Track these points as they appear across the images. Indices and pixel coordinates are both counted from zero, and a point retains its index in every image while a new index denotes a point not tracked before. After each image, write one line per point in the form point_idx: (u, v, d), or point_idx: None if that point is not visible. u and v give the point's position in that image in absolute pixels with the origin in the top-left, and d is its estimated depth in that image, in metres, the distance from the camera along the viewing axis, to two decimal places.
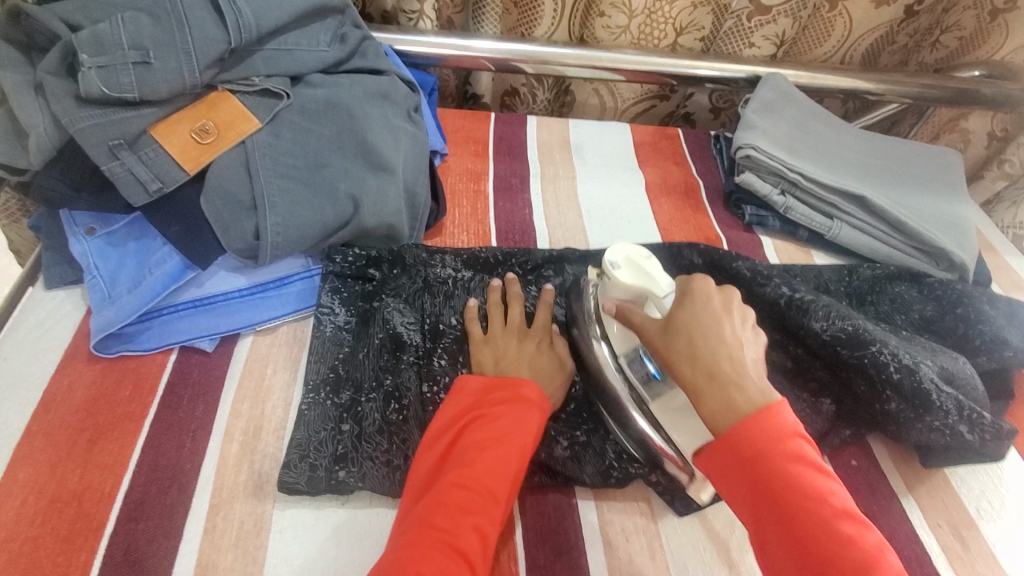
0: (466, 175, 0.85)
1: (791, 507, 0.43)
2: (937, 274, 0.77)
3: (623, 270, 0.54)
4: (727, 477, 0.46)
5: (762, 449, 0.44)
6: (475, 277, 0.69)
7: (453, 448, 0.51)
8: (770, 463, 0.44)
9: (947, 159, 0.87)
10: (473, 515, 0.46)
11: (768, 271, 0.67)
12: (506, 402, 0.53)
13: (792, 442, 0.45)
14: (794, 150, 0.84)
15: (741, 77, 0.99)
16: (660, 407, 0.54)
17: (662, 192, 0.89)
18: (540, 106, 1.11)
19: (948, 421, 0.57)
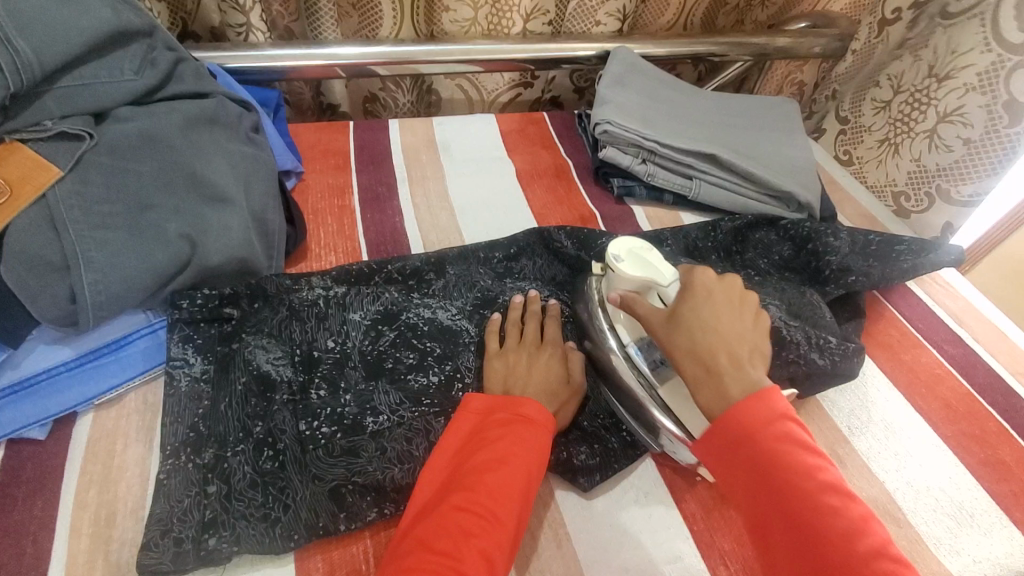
0: (328, 191, 0.81)
1: (776, 476, 0.44)
2: (788, 216, 0.82)
3: (626, 262, 0.57)
4: (718, 462, 0.47)
5: (754, 433, 0.45)
6: (348, 293, 0.64)
7: (461, 469, 0.50)
8: (759, 440, 0.45)
9: (785, 108, 0.94)
10: (478, 539, 0.45)
11: None
12: (515, 418, 0.52)
13: (781, 425, 0.46)
14: (648, 119, 0.87)
15: (591, 55, 1.01)
16: (668, 392, 0.55)
17: (533, 177, 0.89)
18: (405, 110, 1.09)
19: (802, 352, 0.61)
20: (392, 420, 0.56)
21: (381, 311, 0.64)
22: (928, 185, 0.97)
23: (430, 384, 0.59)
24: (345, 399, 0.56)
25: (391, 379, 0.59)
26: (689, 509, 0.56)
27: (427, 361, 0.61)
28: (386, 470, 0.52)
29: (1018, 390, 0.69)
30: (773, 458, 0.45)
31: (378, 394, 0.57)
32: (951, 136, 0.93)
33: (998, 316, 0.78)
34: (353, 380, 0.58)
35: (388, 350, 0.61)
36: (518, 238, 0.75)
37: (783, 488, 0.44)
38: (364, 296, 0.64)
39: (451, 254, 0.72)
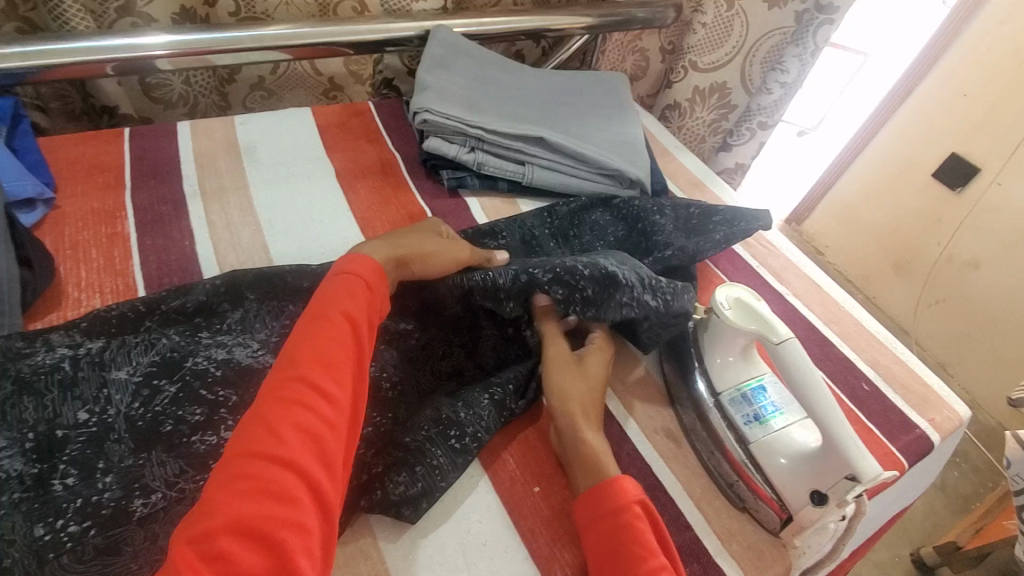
0: (93, 218, 0.67)
1: (620, 548, 0.45)
2: (623, 194, 0.81)
3: (733, 311, 0.58)
4: (590, 521, 0.48)
5: (616, 514, 0.47)
6: (107, 348, 0.52)
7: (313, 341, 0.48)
8: (625, 517, 0.47)
9: (616, 83, 0.93)
10: (298, 415, 0.44)
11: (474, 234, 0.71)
12: (349, 291, 0.52)
13: (633, 521, 0.46)
14: (472, 103, 0.81)
15: (411, 35, 0.93)
16: (760, 447, 0.56)
17: (357, 176, 0.81)
18: (201, 87, 0.94)
19: (635, 294, 0.59)
20: (168, 498, 0.47)
21: (154, 359, 0.53)
22: (749, 121, 1.18)
23: (221, 443, 0.50)
24: (104, 482, 0.46)
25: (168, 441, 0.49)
26: (527, 526, 0.52)
27: (218, 415, 0.51)
28: (155, 564, 0.44)
29: (832, 338, 0.73)
30: (627, 517, 0.47)
31: (150, 467, 0.47)
32: (772, 81, 1.10)
33: (815, 269, 0.84)
34: (116, 457, 0.48)
35: (165, 409, 0.50)
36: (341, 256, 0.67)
37: (618, 542, 0.46)
38: (131, 349, 0.52)
39: (247, 274, 0.61)
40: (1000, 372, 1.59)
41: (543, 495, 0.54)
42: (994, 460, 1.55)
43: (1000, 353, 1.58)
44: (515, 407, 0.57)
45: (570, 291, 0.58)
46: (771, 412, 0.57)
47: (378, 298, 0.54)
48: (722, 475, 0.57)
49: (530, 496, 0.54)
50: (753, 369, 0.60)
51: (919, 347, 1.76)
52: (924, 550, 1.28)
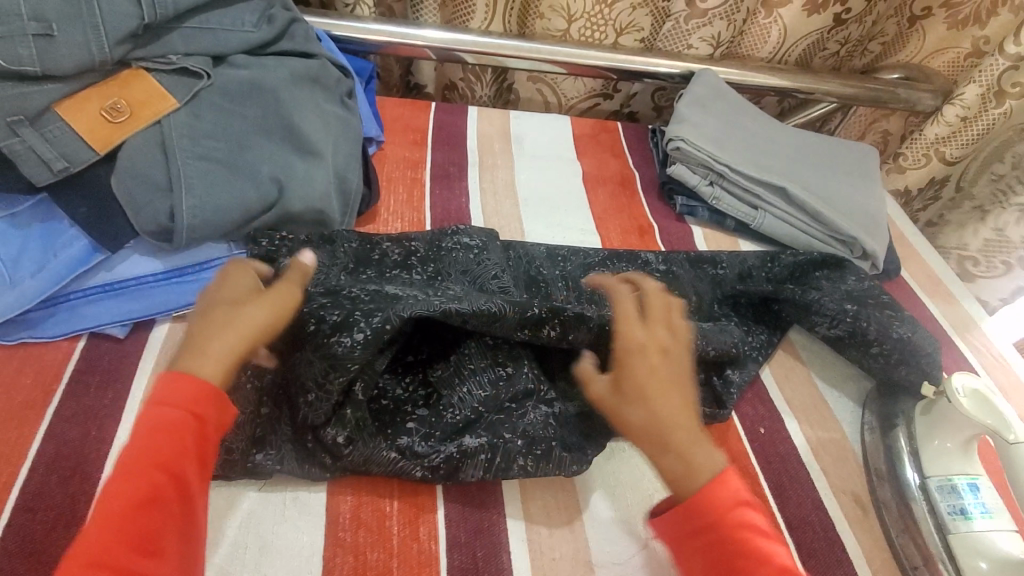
0: (404, 164, 0.85)
1: (733, 552, 0.43)
2: (852, 261, 0.81)
3: (968, 401, 0.57)
4: (678, 536, 0.45)
5: (719, 525, 0.44)
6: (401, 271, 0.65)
7: (129, 488, 0.41)
8: (729, 524, 0.44)
9: (865, 155, 0.93)
10: (99, 530, 0.39)
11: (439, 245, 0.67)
12: (188, 399, 0.43)
13: (742, 516, 0.44)
14: (723, 143, 0.87)
15: (675, 73, 1.02)
16: (959, 543, 0.55)
17: (599, 182, 0.91)
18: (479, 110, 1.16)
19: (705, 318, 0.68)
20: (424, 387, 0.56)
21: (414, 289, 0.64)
22: None
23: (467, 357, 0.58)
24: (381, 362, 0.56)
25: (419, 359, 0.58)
26: None
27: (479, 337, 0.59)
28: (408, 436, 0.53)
29: None
30: (734, 525, 0.44)
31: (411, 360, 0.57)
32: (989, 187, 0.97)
33: None
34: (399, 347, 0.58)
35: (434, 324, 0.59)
36: (581, 249, 0.76)
37: (718, 554, 0.43)
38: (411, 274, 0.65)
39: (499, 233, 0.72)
40: None
41: None
42: None
43: None
44: (500, 458, 0.52)
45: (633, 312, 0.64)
46: (979, 512, 0.56)
47: (207, 436, 0.44)
48: (907, 556, 0.56)
49: None
50: (968, 467, 0.60)
51: None
52: None
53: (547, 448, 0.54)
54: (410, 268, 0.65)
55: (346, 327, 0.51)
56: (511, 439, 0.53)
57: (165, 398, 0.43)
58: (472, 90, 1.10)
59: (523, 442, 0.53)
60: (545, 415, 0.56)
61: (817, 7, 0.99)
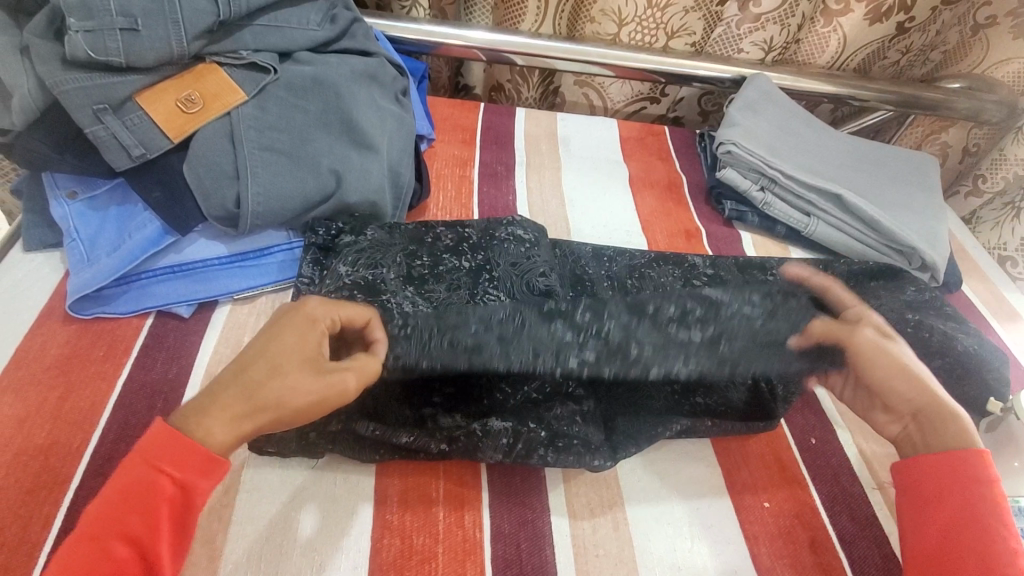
0: (453, 162, 0.87)
1: (975, 526, 0.47)
2: (910, 272, 0.79)
3: None
4: (928, 487, 0.50)
5: (963, 484, 0.48)
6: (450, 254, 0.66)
7: (166, 445, 0.42)
8: (986, 492, 0.48)
9: (924, 163, 0.90)
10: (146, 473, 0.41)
11: (487, 237, 0.69)
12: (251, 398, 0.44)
13: (992, 490, 0.48)
14: (775, 148, 0.86)
15: (727, 78, 1.01)
16: None
17: (646, 185, 0.90)
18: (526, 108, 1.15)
19: None
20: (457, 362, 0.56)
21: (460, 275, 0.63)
22: None
23: None
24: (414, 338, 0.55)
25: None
26: (750, 531, 0.54)
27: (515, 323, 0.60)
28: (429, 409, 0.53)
29: None
30: (987, 489, 0.48)
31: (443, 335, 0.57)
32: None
33: None
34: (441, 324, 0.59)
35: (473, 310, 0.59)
36: (626, 251, 0.77)
37: (964, 516, 0.47)
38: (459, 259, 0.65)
39: (537, 229, 0.73)
40: None
41: (772, 512, 0.56)
42: None
43: None
44: (516, 452, 0.53)
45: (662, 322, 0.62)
46: None
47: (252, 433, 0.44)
48: None
49: (760, 508, 0.56)
50: None
51: None
52: None
53: (568, 442, 0.53)
54: (461, 252, 0.67)
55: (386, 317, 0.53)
56: (535, 429, 0.53)
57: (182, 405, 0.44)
58: (519, 91, 1.11)
59: (547, 436, 0.53)
60: (574, 413, 0.54)
61: (881, 16, 0.98)
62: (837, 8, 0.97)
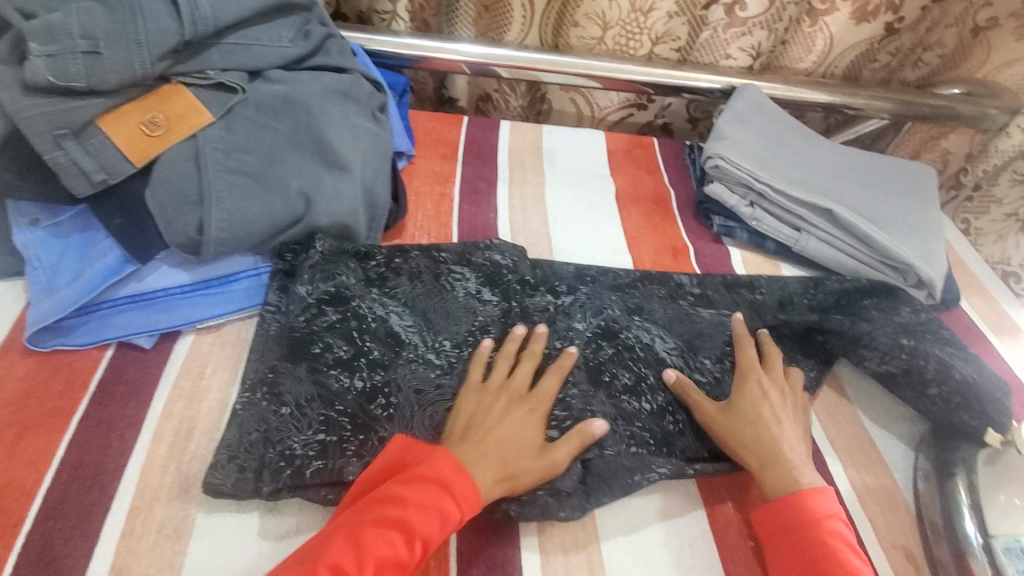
0: (434, 178, 0.84)
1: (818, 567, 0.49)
2: (907, 289, 0.76)
3: None
4: (770, 538, 0.52)
5: (794, 529, 0.51)
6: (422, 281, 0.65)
7: (391, 504, 0.46)
8: (816, 526, 0.51)
9: (921, 174, 0.87)
10: (373, 529, 0.45)
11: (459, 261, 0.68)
12: (442, 507, 0.46)
13: (823, 524, 0.51)
14: (764, 161, 0.83)
15: (715, 88, 0.99)
16: None
17: (632, 200, 0.88)
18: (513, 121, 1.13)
19: (722, 357, 0.67)
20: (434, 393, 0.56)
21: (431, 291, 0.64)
22: None
23: (473, 377, 0.58)
24: (380, 374, 0.56)
25: (441, 363, 0.59)
26: (733, 572, 0.52)
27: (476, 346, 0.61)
28: None
29: None
30: (816, 526, 0.51)
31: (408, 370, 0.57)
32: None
33: None
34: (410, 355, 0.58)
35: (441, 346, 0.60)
36: (610, 271, 0.75)
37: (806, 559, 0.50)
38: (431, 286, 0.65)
39: (515, 252, 0.70)
40: None
41: (756, 552, 0.54)
42: None
43: None
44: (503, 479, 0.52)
45: (620, 345, 0.64)
46: None
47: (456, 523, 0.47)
48: None
49: (744, 547, 0.54)
50: None
51: None
52: None
53: (535, 494, 0.52)
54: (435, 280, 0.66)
55: (351, 369, 0.55)
56: None
57: (403, 457, 0.50)
58: (507, 101, 1.08)
59: None
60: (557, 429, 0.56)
61: (868, 15, 0.95)
62: (821, 8, 0.95)
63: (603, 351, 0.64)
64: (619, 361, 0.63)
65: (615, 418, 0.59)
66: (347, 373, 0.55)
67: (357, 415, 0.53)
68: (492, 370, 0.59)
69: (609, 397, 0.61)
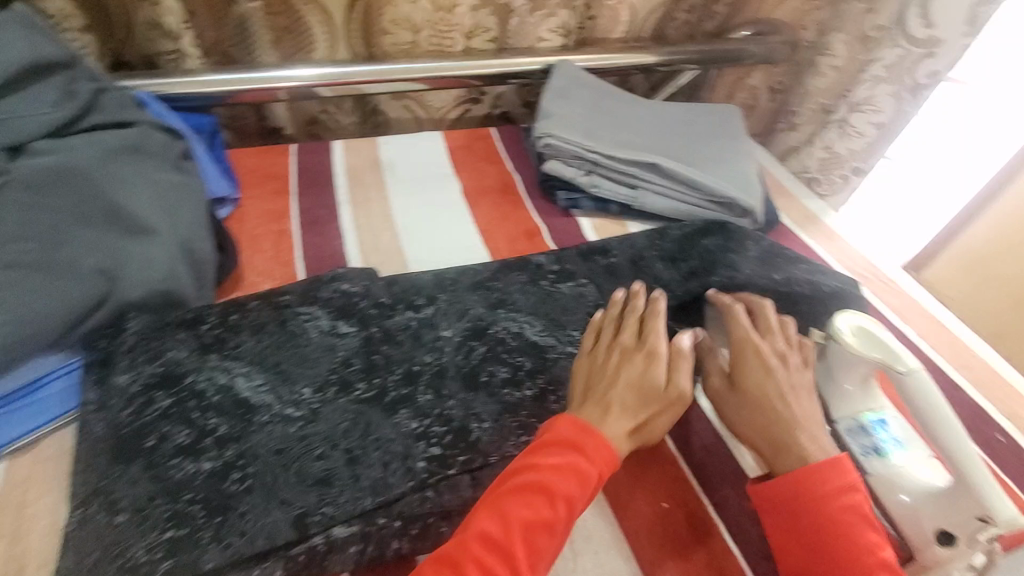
0: (267, 217, 0.79)
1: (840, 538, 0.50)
2: (733, 221, 0.83)
3: (855, 339, 0.58)
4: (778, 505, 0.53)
5: (819, 503, 0.51)
6: (267, 331, 0.61)
7: (483, 518, 0.47)
8: (836, 501, 0.51)
9: (730, 115, 0.95)
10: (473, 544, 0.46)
11: (304, 301, 0.63)
12: (539, 512, 0.48)
13: (849, 499, 0.52)
14: (591, 131, 0.87)
15: (535, 69, 1.02)
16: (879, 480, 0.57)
17: (479, 194, 0.88)
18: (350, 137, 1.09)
19: (592, 325, 0.69)
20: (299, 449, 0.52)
21: (277, 341, 0.60)
22: (840, 167, 1.14)
23: (343, 421, 0.55)
24: (234, 447, 0.52)
25: (303, 416, 0.55)
26: (631, 527, 0.57)
27: (341, 387, 0.58)
28: (266, 520, 0.48)
29: (956, 379, 0.71)
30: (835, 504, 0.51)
31: (264, 434, 0.53)
32: (863, 123, 1.08)
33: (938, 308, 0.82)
34: (266, 415, 0.54)
35: (301, 397, 0.56)
36: (468, 271, 0.74)
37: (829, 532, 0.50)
38: (278, 335, 0.61)
39: (362, 274, 0.67)
40: None
41: (649, 501, 0.59)
42: None
43: None
44: (385, 524, 0.51)
45: (490, 344, 0.65)
46: (893, 447, 0.58)
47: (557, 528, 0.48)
48: None
49: (637, 501, 0.59)
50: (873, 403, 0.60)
51: None
52: None
53: (422, 526, 0.52)
54: (282, 327, 0.61)
55: (196, 453, 0.51)
56: (386, 523, 0.51)
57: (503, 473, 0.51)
58: (337, 119, 1.05)
59: (412, 486, 0.52)
60: (438, 450, 0.55)
61: None
62: None
63: (475, 352, 0.64)
64: (493, 358, 0.64)
65: (501, 412, 0.59)
66: (195, 454, 0.51)
67: (211, 498, 0.49)
68: (362, 413, 0.56)
69: (489, 395, 0.61)
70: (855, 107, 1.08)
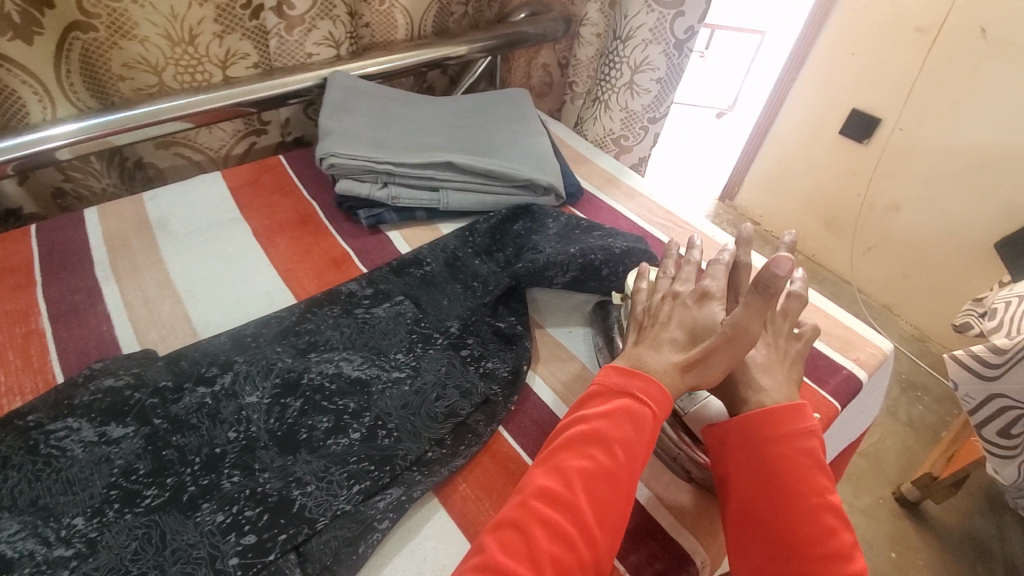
0: (4, 319, 0.65)
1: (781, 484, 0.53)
2: (538, 201, 0.85)
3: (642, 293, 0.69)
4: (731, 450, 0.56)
5: (776, 441, 0.55)
6: (13, 465, 0.50)
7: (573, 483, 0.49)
8: (787, 440, 0.55)
9: (516, 97, 0.97)
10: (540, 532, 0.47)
11: (60, 416, 0.54)
12: (608, 483, 0.50)
13: (796, 443, 0.54)
14: (379, 140, 0.83)
15: (310, 85, 0.93)
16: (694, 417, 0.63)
17: (275, 230, 0.81)
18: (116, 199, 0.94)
19: (414, 342, 0.66)
20: None
21: (27, 471, 0.50)
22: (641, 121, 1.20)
23: (130, 541, 0.47)
24: None
25: (75, 552, 0.46)
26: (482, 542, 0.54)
27: (123, 500, 0.49)
28: None
29: None
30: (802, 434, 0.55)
31: None
32: (647, 82, 1.14)
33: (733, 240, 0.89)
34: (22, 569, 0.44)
35: (68, 530, 0.47)
36: (270, 318, 0.67)
37: (770, 476, 0.53)
38: (28, 465, 0.50)
39: (136, 364, 0.59)
40: (942, 301, 1.68)
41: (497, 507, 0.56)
42: (948, 381, 1.63)
43: (939, 287, 1.68)
44: None
45: (304, 395, 0.59)
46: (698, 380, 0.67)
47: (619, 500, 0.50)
48: (665, 449, 0.61)
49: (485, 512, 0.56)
50: None
51: (864, 295, 1.86)
52: (904, 488, 1.32)
53: None
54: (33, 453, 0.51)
55: None
56: None
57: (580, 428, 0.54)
58: (89, 184, 0.90)
59: None
60: (253, 537, 0.49)
61: None
62: None
63: (289, 409, 0.58)
64: (311, 409, 0.58)
65: (326, 468, 0.54)
66: None
67: None
68: (153, 524, 0.48)
69: (311, 452, 0.55)
70: (636, 67, 1.13)
